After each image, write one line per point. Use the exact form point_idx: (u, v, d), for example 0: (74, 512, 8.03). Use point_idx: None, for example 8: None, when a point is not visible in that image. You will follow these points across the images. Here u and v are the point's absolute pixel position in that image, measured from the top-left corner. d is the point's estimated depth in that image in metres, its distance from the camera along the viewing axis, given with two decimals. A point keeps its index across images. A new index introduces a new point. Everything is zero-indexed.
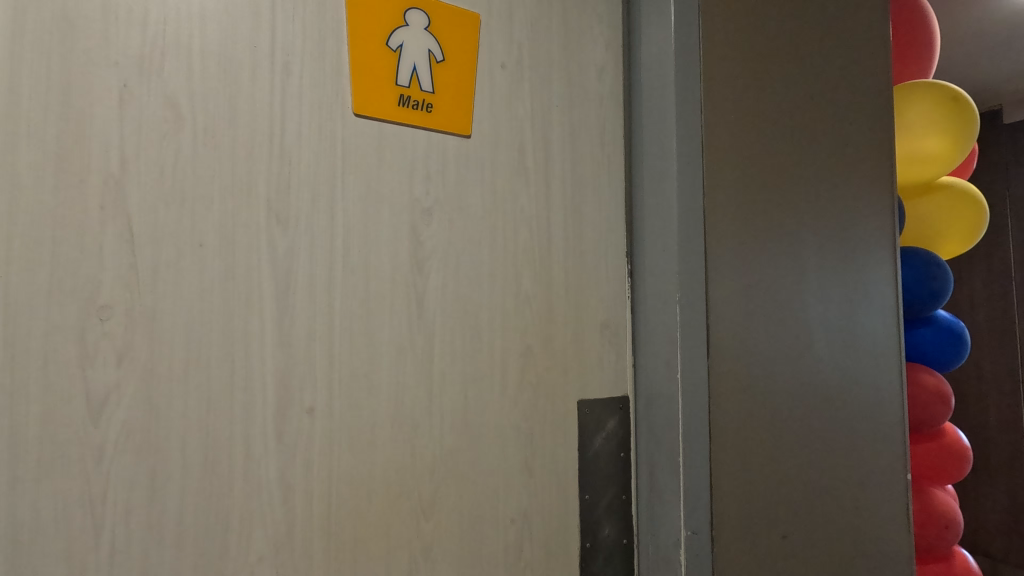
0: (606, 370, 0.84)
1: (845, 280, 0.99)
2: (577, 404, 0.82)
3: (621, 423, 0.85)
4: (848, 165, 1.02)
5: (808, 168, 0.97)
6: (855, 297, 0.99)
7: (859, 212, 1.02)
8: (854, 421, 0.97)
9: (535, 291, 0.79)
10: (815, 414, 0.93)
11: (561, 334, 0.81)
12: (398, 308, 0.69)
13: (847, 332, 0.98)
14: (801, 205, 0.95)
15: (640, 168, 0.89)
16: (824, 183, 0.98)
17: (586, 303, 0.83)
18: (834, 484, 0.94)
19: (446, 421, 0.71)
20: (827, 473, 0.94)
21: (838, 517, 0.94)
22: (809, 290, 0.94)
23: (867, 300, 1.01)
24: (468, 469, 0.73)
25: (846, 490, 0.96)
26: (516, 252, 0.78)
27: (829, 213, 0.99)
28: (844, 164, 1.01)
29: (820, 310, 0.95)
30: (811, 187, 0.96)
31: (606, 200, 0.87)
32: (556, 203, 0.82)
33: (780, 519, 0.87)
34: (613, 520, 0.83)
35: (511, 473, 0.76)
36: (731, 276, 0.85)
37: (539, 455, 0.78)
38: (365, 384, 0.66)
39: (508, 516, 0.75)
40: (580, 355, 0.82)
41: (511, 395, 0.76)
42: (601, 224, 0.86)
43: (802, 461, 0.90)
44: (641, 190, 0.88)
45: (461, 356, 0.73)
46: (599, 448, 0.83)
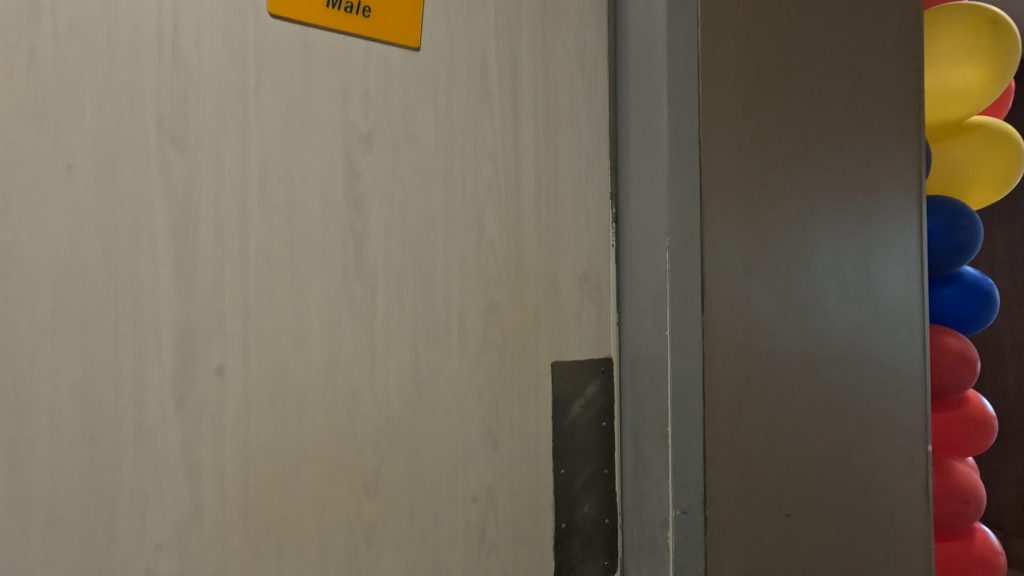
0: (585, 329, 0.74)
1: (862, 228, 0.87)
2: (550, 367, 0.71)
3: (603, 389, 0.74)
4: (870, 97, 0.89)
5: (823, 97, 0.84)
6: (873, 248, 0.87)
7: (880, 152, 0.89)
8: (867, 387, 0.87)
9: (501, 236, 0.68)
10: (825, 379, 0.82)
11: (533, 286, 0.70)
12: (331, 252, 0.58)
13: (862, 287, 0.86)
14: (813, 142, 0.82)
15: (626, 95, 0.76)
16: (842, 116, 0.86)
17: (561, 252, 0.72)
18: (846, 456, 0.84)
19: (392, 385, 0.61)
20: (837, 445, 0.83)
21: (848, 494, 0.84)
22: (822, 238, 0.82)
23: (886, 252, 0.89)
24: (419, 440, 0.63)
25: (858, 463, 0.85)
26: (477, 189, 0.67)
27: (848, 152, 0.86)
28: (865, 95, 0.89)
29: (833, 262, 0.83)
30: (827, 120, 0.84)
31: (586, 133, 0.75)
32: (526, 133, 0.70)
33: (783, 495, 0.77)
34: (594, 497, 0.74)
35: (472, 444, 0.66)
36: (730, 221, 0.73)
37: (506, 424, 0.68)
38: (291, 340, 0.56)
39: (469, 494, 0.66)
40: (555, 310, 0.72)
41: (471, 356, 0.66)
42: (579, 160, 0.74)
43: (809, 431, 0.80)
44: (627, 121, 0.76)
45: (411, 310, 0.63)
46: (576, 417, 0.73)
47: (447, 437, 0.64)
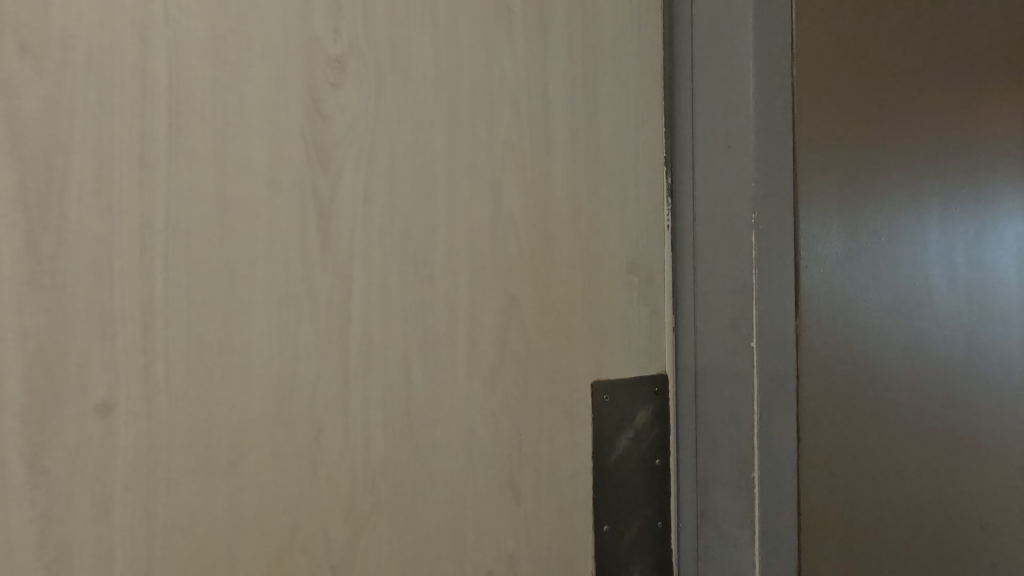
0: (633, 336, 0.55)
1: (979, 199, 0.67)
2: (589, 387, 0.53)
3: (657, 416, 0.56)
4: (991, 25, 0.69)
5: (938, 24, 0.64)
6: (989, 225, 0.68)
7: (997, 100, 0.70)
8: (990, 407, 0.67)
9: (526, 209, 0.50)
10: (939, 397, 0.63)
11: (568, 279, 0.52)
12: (283, 227, 0.40)
13: (980, 276, 0.66)
14: (925, 84, 0.63)
15: (686, 24, 0.57)
16: (960, 50, 0.66)
17: (603, 233, 0.54)
18: (973, 498, 0.64)
19: (374, 420, 0.43)
20: (961, 485, 0.63)
21: (979, 549, 0.64)
22: (936, 215, 0.62)
23: (1004, 230, 0.69)
24: (413, 495, 0.44)
25: (987, 507, 0.65)
26: (493, 145, 0.48)
27: (967, 96, 0.66)
28: (986, 21, 0.68)
29: (947, 244, 0.63)
30: (942, 55, 0.64)
31: (637, 74, 0.56)
32: (558, 72, 0.52)
33: (894, 553, 0.58)
34: (645, 560, 0.55)
35: (486, 497, 0.47)
36: (822, 187, 0.54)
37: (532, 466, 0.50)
38: (220, 359, 0.38)
39: (483, 566, 0.47)
40: (596, 312, 0.53)
41: (485, 376, 0.47)
42: (626, 110, 0.56)
43: (921, 466, 0.61)
44: (686, 60, 0.57)
45: (401, 312, 0.44)
46: (623, 454, 0.55)
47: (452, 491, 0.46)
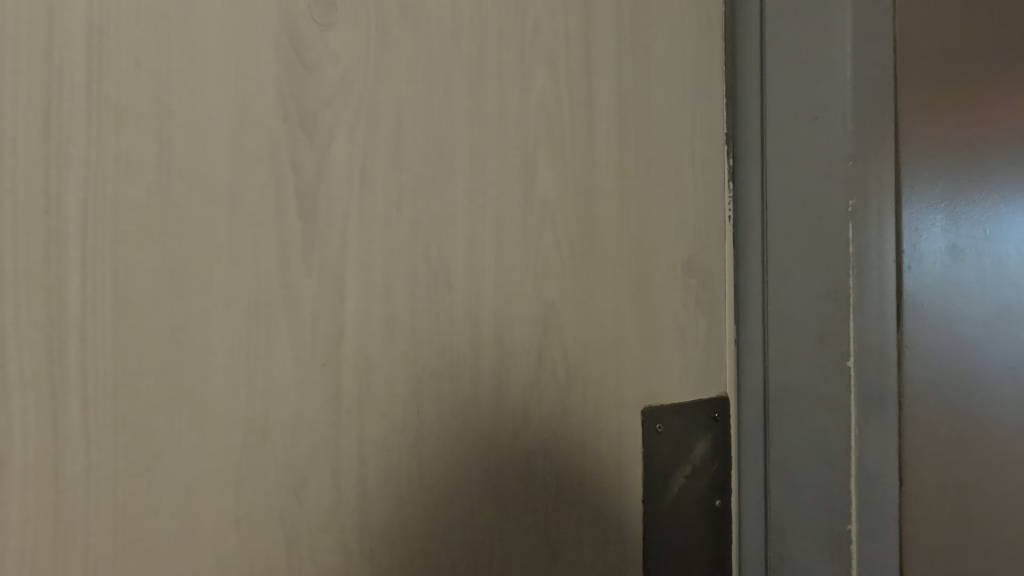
0: (690, 351, 0.45)
1: None
2: (638, 416, 0.43)
3: (716, 448, 0.46)
4: None
5: None
6: None
7: None
8: None
9: (565, 194, 0.39)
10: None
11: (615, 282, 0.42)
12: (252, 212, 0.30)
13: None
14: None
15: None
16: None
17: (656, 223, 0.44)
18: None
19: (374, 467, 0.33)
20: None
21: None
22: None
23: None
24: (425, 561, 0.34)
25: None
26: (524, 111, 0.38)
27: None
28: None
29: None
30: None
31: (693, 31, 0.46)
32: (603, 23, 0.42)
33: None
34: None
35: (515, 558, 0.37)
36: (930, 165, 0.44)
37: (571, 517, 0.40)
38: (164, 390, 0.27)
39: None
40: (648, 322, 0.43)
41: (514, 405, 0.37)
42: (683, 75, 0.45)
43: None
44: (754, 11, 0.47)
45: (409, 325, 0.34)
46: (677, 498, 0.44)
47: (475, 552, 0.36)
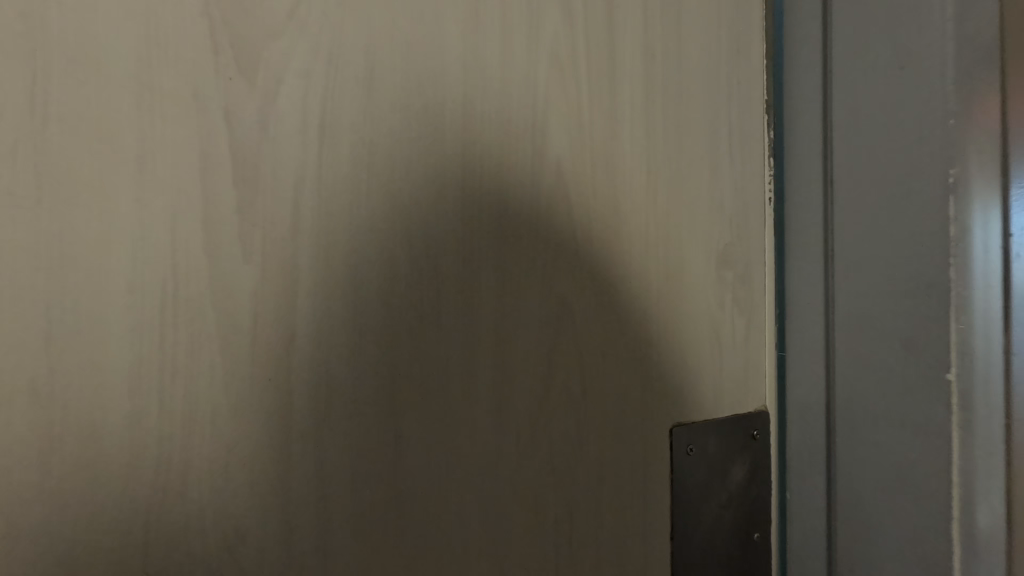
0: (728, 356, 0.37)
1: None
2: (668, 436, 0.35)
3: (755, 471, 0.38)
4: None
5: None
6: None
7: None
8: None
9: (581, 166, 0.32)
10: None
11: (643, 276, 0.34)
12: (169, 173, 0.22)
13: None
14: None
15: None
16: None
17: (691, 200, 0.36)
18: None
19: (336, 510, 0.25)
20: None
21: None
22: None
23: None
24: None
25: None
26: (531, 60, 0.30)
27: None
28: None
29: None
30: None
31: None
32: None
33: None
34: None
35: None
36: None
37: (589, 564, 0.32)
38: (35, 416, 0.20)
39: None
40: (680, 325, 0.35)
41: (516, 424, 0.30)
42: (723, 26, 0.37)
43: None
44: None
45: (383, 326, 0.26)
46: (716, 536, 0.36)
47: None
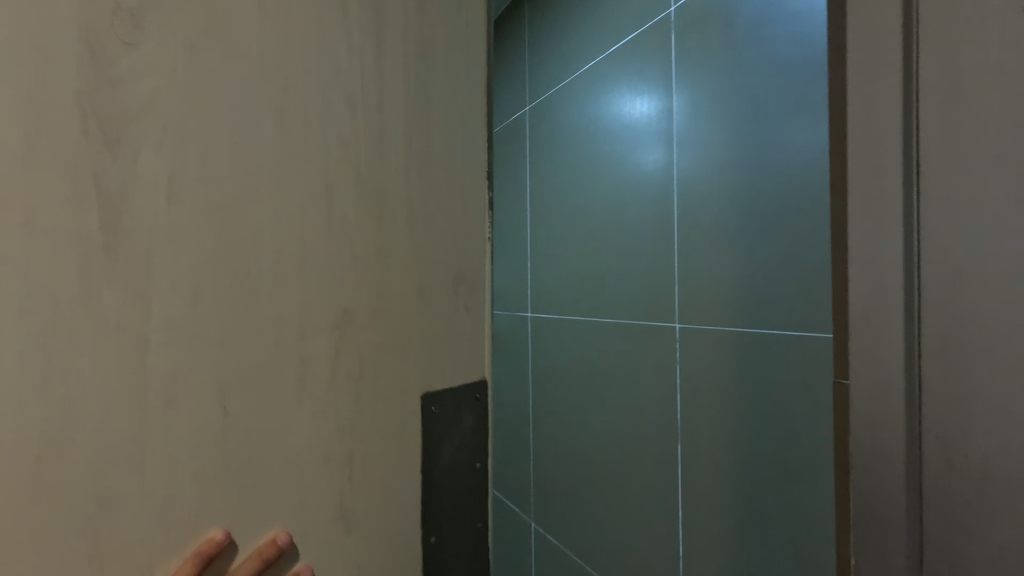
0: (462, 345, 0.50)
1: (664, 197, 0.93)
2: (418, 399, 0.47)
3: (480, 422, 0.51)
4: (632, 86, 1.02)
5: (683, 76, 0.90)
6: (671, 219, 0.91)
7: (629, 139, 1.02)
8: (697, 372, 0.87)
9: (361, 213, 0.43)
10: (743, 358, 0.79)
11: (411, 290, 0.46)
12: (60, 228, 0.30)
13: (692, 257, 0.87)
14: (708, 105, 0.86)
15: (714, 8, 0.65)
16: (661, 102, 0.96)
17: (443, 229, 0.48)
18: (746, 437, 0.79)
19: (182, 467, 0.35)
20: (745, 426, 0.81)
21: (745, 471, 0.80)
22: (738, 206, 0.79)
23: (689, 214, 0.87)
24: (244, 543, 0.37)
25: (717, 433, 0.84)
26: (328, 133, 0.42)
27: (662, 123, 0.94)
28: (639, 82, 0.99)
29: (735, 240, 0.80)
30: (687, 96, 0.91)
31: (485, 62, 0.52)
32: (398, 51, 0.46)
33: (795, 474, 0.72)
34: None
35: (323, 536, 0.41)
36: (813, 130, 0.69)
37: (366, 499, 0.44)
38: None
39: None
40: (439, 327, 0.48)
41: (316, 399, 0.41)
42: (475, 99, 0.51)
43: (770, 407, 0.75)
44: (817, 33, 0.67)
45: (221, 331, 0.36)
46: (449, 470, 0.49)
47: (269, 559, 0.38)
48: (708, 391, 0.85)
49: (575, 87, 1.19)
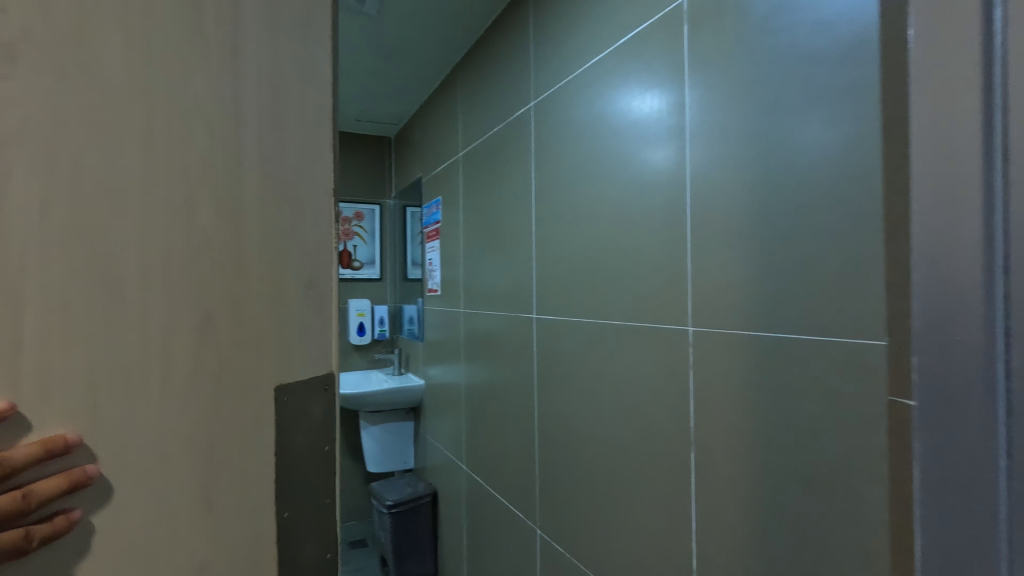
0: (308, 342, 0.80)
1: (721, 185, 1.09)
2: (274, 390, 0.76)
3: (325, 406, 0.83)
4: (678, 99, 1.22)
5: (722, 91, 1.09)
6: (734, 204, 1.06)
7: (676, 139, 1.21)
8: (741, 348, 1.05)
9: (211, 243, 0.68)
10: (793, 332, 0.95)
11: (257, 297, 0.73)
12: None
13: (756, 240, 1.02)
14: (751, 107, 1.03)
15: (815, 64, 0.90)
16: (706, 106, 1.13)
17: (283, 263, 0.76)
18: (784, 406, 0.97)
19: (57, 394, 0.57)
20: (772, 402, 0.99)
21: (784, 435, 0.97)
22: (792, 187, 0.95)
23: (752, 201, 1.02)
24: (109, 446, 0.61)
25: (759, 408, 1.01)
26: (187, 182, 0.66)
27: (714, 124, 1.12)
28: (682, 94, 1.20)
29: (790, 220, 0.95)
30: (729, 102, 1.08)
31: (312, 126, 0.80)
32: (246, 126, 0.73)
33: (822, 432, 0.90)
34: (315, 517, 0.82)
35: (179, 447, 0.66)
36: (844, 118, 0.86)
37: (222, 433, 0.70)
38: None
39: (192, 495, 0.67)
40: (280, 309, 0.76)
41: (174, 361, 0.65)
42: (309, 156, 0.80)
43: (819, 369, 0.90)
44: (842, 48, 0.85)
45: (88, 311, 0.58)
46: (299, 439, 0.80)
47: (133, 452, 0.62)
48: (739, 364, 1.05)
49: (621, 91, 1.39)
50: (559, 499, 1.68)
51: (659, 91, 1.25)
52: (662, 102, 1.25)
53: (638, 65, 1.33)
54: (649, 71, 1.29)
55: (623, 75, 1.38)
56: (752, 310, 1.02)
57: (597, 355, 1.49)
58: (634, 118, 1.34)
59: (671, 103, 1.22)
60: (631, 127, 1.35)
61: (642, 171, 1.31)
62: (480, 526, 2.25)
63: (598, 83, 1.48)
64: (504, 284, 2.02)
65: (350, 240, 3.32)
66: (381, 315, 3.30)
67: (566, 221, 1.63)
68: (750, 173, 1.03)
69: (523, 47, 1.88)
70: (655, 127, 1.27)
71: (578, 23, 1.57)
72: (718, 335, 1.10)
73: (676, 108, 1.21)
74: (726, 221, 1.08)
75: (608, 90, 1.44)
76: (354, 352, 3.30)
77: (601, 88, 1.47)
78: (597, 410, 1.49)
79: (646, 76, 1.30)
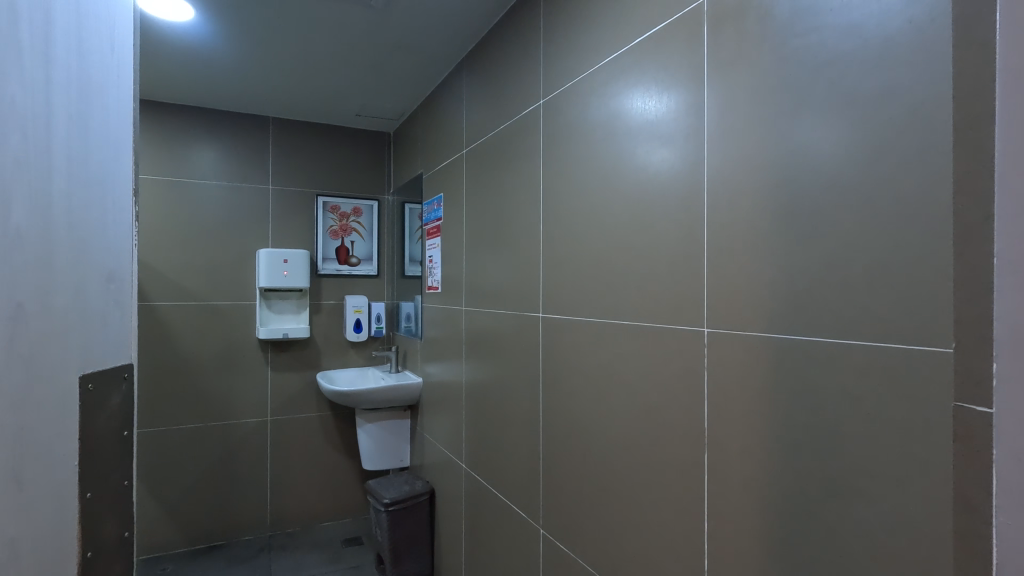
0: (110, 331, 0.76)
1: (744, 191, 1.02)
2: (77, 379, 0.67)
3: (123, 397, 0.78)
4: (685, 103, 1.16)
5: (741, 96, 1.03)
6: (760, 213, 0.99)
7: (686, 146, 1.16)
8: (764, 362, 0.97)
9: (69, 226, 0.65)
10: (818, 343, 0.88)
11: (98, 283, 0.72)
12: None
13: (782, 251, 0.94)
14: (771, 114, 0.97)
15: (863, 72, 0.82)
16: (719, 113, 1.08)
17: (89, 246, 0.69)
18: (797, 421, 0.91)
19: None
20: (787, 415, 0.93)
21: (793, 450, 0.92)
22: (812, 198, 0.89)
23: (773, 210, 0.96)
24: None
25: (776, 420, 0.95)
26: (44, 169, 0.60)
27: (733, 130, 1.04)
28: (694, 99, 1.14)
29: (809, 233, 0.90)
30: (752, 107, 1.00)
31: (125, 130, 0.81)
32: (62, 98, 0.64)
33: (835, 452, 0.85)
34: (113, 514, 0.75)
35: (14, 461, 0.55)
36: (874, 130, 0.80)
37: (55, 442, 0.63)
38: None
39: (32, 504, 0.58)
40: (85, 303, 0.69)
41: (22, 358, 0.56)
42: (121, 154, 0.79)
43: (844, 381, 0.84)
44: (886, 62, 0.78)
45: None
46: (102, 428, 0.72)
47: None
48: (752, 376, 1.00)
49: (633, 91, 1.33)
50: (565, 501, 1.62)
51: (675, 92, 1.19)
52: (679, 104, 1.18)
53: (654, 65, 1.26)
54: (666, 71, 1.22)
55: (638, 75, 1.31)
56: (776, 310, 0.95)
57: (608, 355, 1.42)
58: (648, 118, 1.28)
59: (688, 104, 1.15)
60: (645, 128, 1.28)
61: (655, 174, 1.25)
62: (480, 526, 2.19)
63: (609, 82, 1.42)
64: (510, 279, 1.95)
65: (348, 235, 3.24)
66: (378, 311, 3.23)
67: (574, 221, 1.57)
68: (768, 176, 0.97)
69: (535, 43, 1.81)
70: (669, 129, 1.21)
71: (594, 19, 1.50)
72: (737, 338, 1.03)
73: (692, 109, 1.14)
74: (744, 223, 1.02)
75: (620, 90, 1.38)
76: (351, 349, 3.22)
77: (613, 87, 1.41)
78: (607, 412, 1.42)
79: (662, 77, 1.23)
